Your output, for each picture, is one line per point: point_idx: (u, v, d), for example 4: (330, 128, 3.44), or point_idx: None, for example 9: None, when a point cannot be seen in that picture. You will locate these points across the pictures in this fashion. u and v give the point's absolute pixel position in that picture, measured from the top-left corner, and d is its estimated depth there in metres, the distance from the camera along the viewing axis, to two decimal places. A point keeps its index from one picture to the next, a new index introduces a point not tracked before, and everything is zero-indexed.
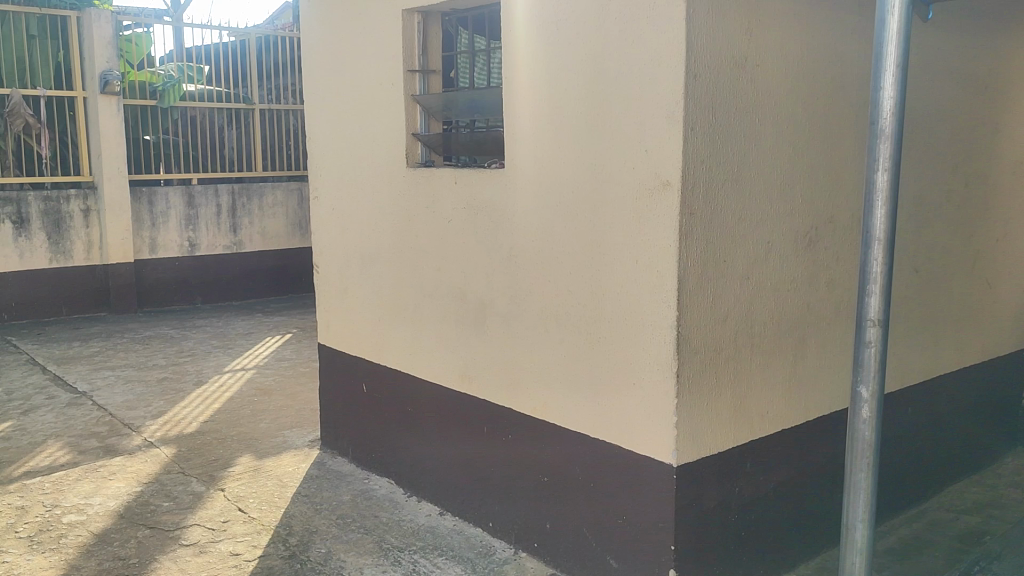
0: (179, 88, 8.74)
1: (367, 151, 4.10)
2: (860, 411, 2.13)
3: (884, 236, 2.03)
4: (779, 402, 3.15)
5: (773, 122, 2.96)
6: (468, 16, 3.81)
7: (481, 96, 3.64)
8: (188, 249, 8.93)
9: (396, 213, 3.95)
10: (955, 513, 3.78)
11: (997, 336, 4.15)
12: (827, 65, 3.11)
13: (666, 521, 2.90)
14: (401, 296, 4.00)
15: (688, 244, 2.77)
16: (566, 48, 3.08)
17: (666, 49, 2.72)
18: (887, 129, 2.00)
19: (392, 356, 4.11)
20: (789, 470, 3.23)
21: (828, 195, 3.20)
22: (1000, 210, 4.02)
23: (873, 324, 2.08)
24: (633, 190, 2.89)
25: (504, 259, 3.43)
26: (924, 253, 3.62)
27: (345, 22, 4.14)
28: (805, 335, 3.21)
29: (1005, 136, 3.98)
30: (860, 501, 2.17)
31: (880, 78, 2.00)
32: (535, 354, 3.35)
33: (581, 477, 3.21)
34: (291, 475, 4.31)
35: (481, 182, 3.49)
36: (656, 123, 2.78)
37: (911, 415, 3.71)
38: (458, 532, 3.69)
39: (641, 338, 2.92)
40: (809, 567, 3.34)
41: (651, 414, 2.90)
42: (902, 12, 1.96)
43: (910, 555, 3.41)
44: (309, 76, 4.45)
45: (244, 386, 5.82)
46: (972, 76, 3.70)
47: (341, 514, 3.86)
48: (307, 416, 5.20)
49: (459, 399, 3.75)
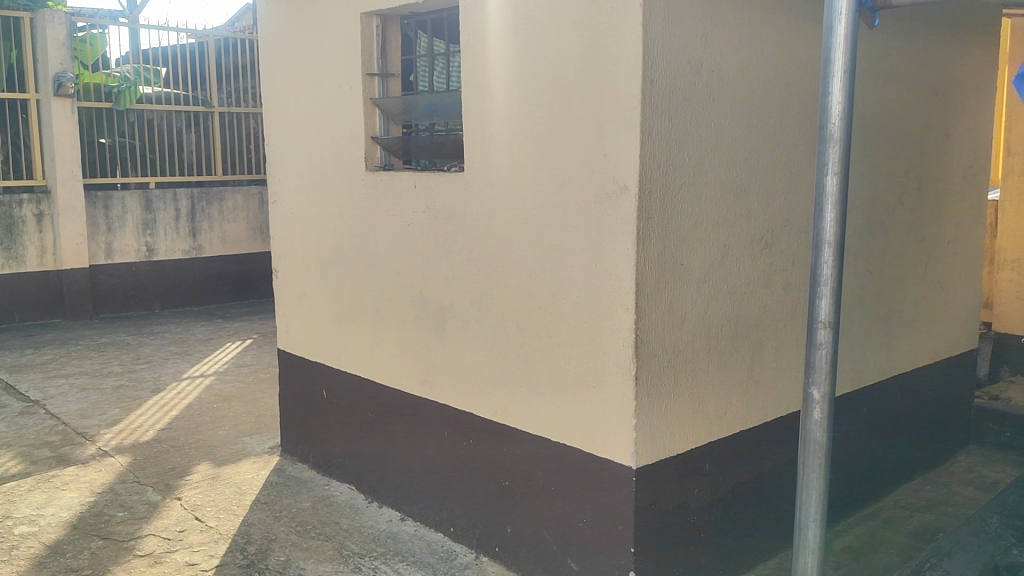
0: (134, 91, 8.59)
1: (326, 155, 4.07)
2: (812, 412, 2.15)
3: (834, 239, 2.05)
4: (737, 403, 3.18)
5: (730, 127, 2.99)
6: (428, 20, 3.81)
7: (440, 99, 3.61)
8: (146, 254, 8.80)
9: (356, 217, 3.93)
10: (909, 511, 3.84)
11: (950, 336, 4.24)
12: (782, 71, 3.14)
13: (625, 524, 2.91)
14: (360, 300, 3.98)
15: (646, 249, 2.79)
16: (525, 54, 3.08)
17: (623, 54, 2.73)
18: (836, 133, 2.02)
19: (352, 362, 4.09)
20: (748, 471, 3.26)
21: (784, 199, 3.24)
22: (951, 212, 4.10)
23: (824, 325, 2.10)
24: (591, 195, 2.90)
25: (463, 262, 3.42)
26: (878, 255, 3.68)
27: (303, 24, 4.10)
28: (761, 338, 3.24)
29: (956, 139, 4.06)
30: (813, 501, 2.18)
31: (828, 82, 2.02)
32: (495, 359, 3.35)
33: (541, 481, 3.22)
34: (250, 483, 4.26)
35: (441, 186, 3.48)
36: (613, 128, 2.80)
37: (865, 416, 3.77)
38: (419, 536, 3.68)
39: (599, 341, 2.93)
40: (768, 566, 3.38)
41: (610, 418, 2.91)
42: (849, 18, 1.98)
43: (866, 553, 3.46)
44: (266, 79, 4.40)
45: (202, 393, 5.74)
46: (923, 82, 3.77)
47: (301, 521, 3.82)
48: (267, 422, 5.15)
49: (420, 403, 3.73)
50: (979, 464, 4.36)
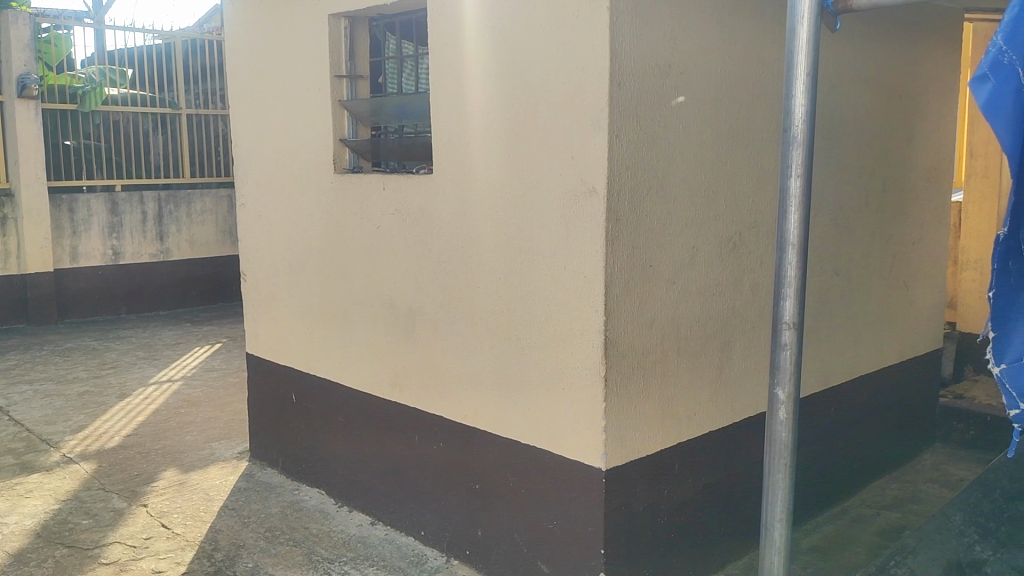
0: (100, 93, 8.46)
1: (294, 157, 4.04)
2: (777, 413, 2.16)
3: (798, 241, 2.07)
4: (705, 404, 3.20)
5: (697, 130, 3.01)
6: (396, 22, 3.81)
7: (408, 102, 3.60)
8: (112, 257, 8.69)
9: (324, 219, 3.91)
10: (876, 510, 3.89)
11: (915, 336, 4.29)
12: (749, 74, 3.17)
13: (595, 526, 2.92)
14: (329, 303, 3.95)
15: (614, 251, 2.80)
16: (494, 56, 3.08)
17: (590, 57, 2.74)
18: (799, 136, 2.03)
19: (322, 365, 4.06)
20: (717, 471, 3.28)
21: (750, 201, 3.26)
22: (916, 214, 4.15)
23: (788, 326, 2.11)
24: (560, 197, 2.91)
25: (433, 265, 3.41)
26: (844, 256, 3.72)
27: (269, 26, 4.07)
28: (730, 338, 3.26)
29: (920, 142, 4.12)
30: (778, 501, 2.20)
31: (791, 85, 2.04)
32: (465, 362, 3.34)
33: (510, 483, 3.22)
34: (218, 489, 4.22)
35: (409, 188, 3.47)
36: (581, 130, 2.80)
37: (832, 416, 3.80)
38: (389, 541, 3.66)
39: (568, 344, 2.94)
40: (738, 566, 3.40)
41: (580, 420, 2.92)
42: (811, 22, 2.00)
43: (834, 551, 3.50)
44: (233, 81, 4.36)
45: (170, 398, 5.67)
46: (887, 85, 3.82)
47: (270, 527, 3.78)
48: (236, 427, 5.10)
49: (389, 407, 3.71)
50: (944, 462, 4.42)
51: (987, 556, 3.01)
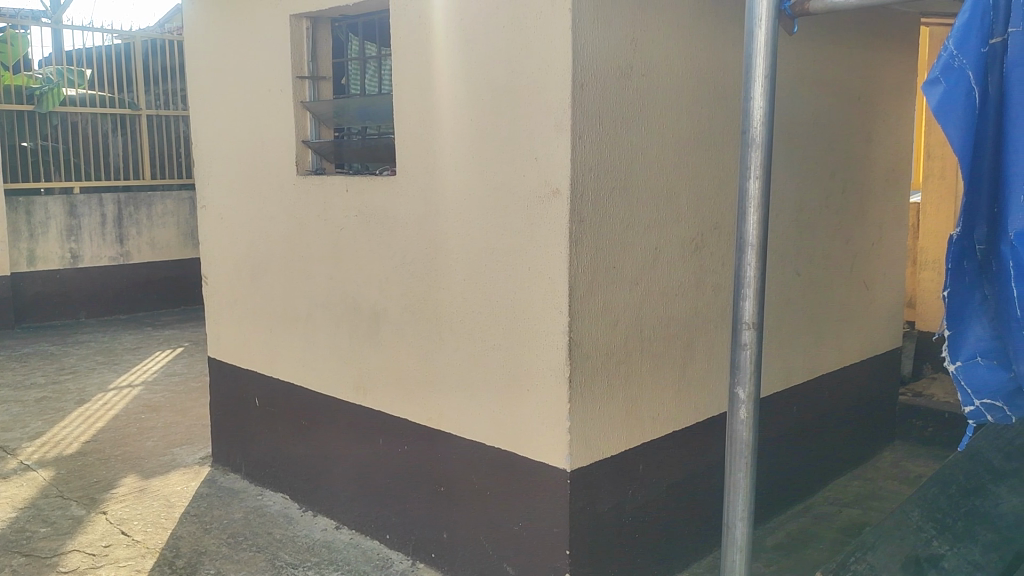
0: (59, 93, 8.42)
1: (255, 159, 4.00)
2: (736, 412, 2.18)
3: (757, 242, 2.08)
4: (669, 404, 3.21)
5: (660, 131, 3.03)
6: (359, 23, 3.79)
7: (371, 103, 3.58)
8: (71, 261, 8.55)
9: (287, 221, 3.87)
10: (838, 507, 3.93)
11: (875, 335, 4.35)
12: (711, 77, 3.19)
13: (560, 527, 2.92)
14: (292, 306, 3.92)
15: (578, 252, 2.80)
16: (457, 58, 3.08)
17: (553, 59, 2.75)
18: (758, 137, 2.05)
19: (285, 369, 4.02)
20: (680, 471, 3.30)
21: (712, 202, 3.29)
22: (875, 215, 4.21)
23: (748, 326, 2.13)
24: (523, 199, 2.91)
25: (396, 267, 3.40)
26: (805, 256, 3.77)
27: (230, 26, 4.03)
28: (693, 339, 3.28)
29: (879, 143, 4.18)
30: (739, 500, 2.21)
31: (749, 87, 2.06)
32: (429, 365, 3.33)
33: (475, 485, 3.21)
34: (179, 495, 4.16)
35: (373, 190, 3.45)
36: (544, 131, 2.81)
37: (794, 415, 3.84)
38: (354, 545, 3.63)
39: (532, 345, 2.94)
40: (702, 565, 3.42)
41: (545, 421, 2.92)
42: (769, 25, 2.02)
43: (796, 548, 3.54)
44: (193, 81, 4.31)
45: (130, 403, 5.59)
46: (846, 87, 3.87)
47: (232, 533, 3.74)
48: (198, 432, 5.04)
49: (354, 410, 3.68)
50: (904, 459, 4.49)
51: (944, 552, 3.05)
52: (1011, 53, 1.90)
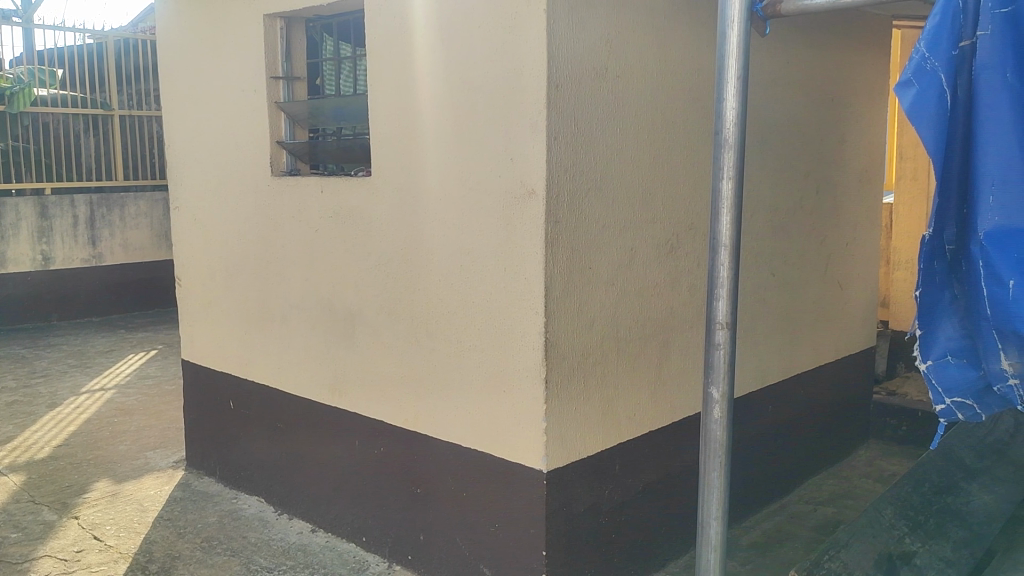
0: (30, 93, 8.29)
1: (229, 159, 3.97)
2: (711, 412, 2.18)
3: (730, 242, 2.09)
4: (645, 404, 3.22)
5: (635, 132, 3.04)
6: (334, 23, 3.78)
7: (346, 104, 3.57)
8: (42, 263, 8.44)
9: (261, 222, 3.85)
10: (813, 505, 3.96)
11: (848, 335, 4.39)
12: (686, 78, 3.21)
13: (537, 528, 2.92)
14: (267, 308, 3.89)
15: (554, 252, 2.80)
16: (432, 59, 3.07)
17: (528, 59, 2.74)
18: (730, 139, 2.06)
19: (260, 371, 3.99)
20: (657, 471, 3.31)
21: (687, 203, 3.30)
22: (848, 215, 4.25)
23: (722, 326, 2.13)
24: (499, 200, 2.90)
25: (372, 268, 3.38)
26: (779, 257, 3.79)
27: (202, 26, 4.00)
28: (668, 339, 3.29)
29: (852, 145, 4.21)
30: (714, 499, 2.21)
31: (723, 89, 2.07)
32: (405, 366, 3.31)
33: (451, 487, 3.20)
34: (152, 499, 4.12)
35: (348, 191, 3.44)
36: (519, 132, 2.81)
37: (769, 414, 3.87)
38: (330, 548, 3.61)
39: (508, 346, 2.93)
40: (679, 564, 3.44)
41: (521, 422, 2.92)
42: (742, 26, 2.03)
43: (771, 547, 3.56)
44: (165, 81, 4.27)
45: (102, 407, 5.52)
46: (819, 89, 3.90)
47: (206, 537, 3.71)
48: (172, 435, 4.99)
49: (329, 412, 3.66)
50: (877, 457, 4.53)
51: (915, 548, 3.05)
52: (980, 55, 1.92)
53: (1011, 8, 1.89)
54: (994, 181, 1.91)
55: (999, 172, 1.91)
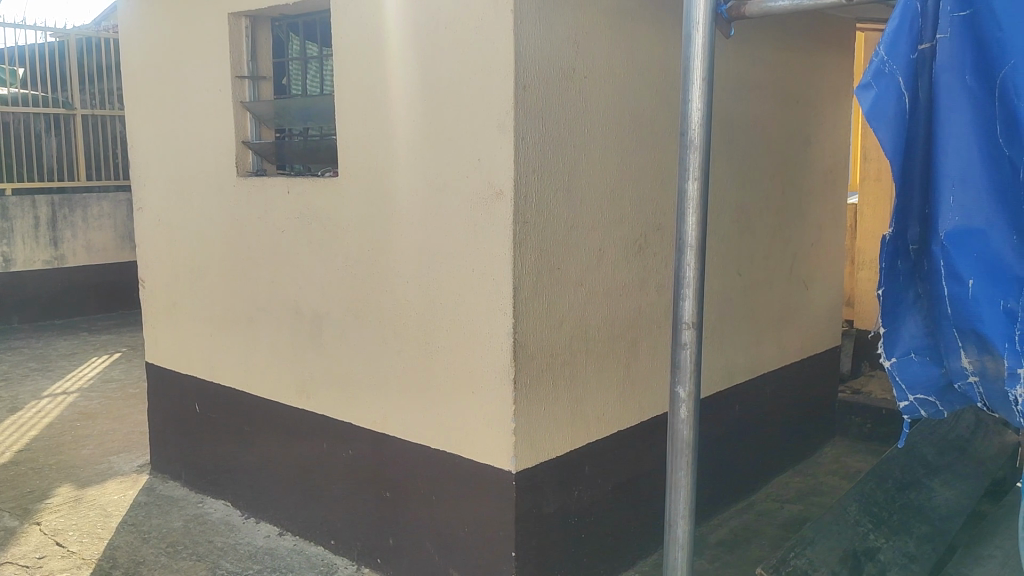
0: None
1: (193, 160, 3.93)
2: (678, 411, 2.19)
3: (696, 242, 2.10)
4: (614, 404, 3.23)
5: (603, 132, 3.04)
6: (300, 22, 3.75)
7: (312, 104, 3.54)
8: (3, 265, 8.28)
9: (227, 223, 3.81)
10: (780, 503, 4.00)
11: (814, 334, 4.44)
12: (652, 79, 3.22)
13: (507, 528, 2.92)
14: (233, 309, 3.85)
15: (522, 253, 2.80)
16: (399, 58, 3.05)
17: (495, 60, 2.74)
18: (696, 139, 2.07)
19: (226, 374, 3.95)
20: (626, 470, 3.32)
21: (655, 204, 3.31)
22: (813, 215, 4.29)
23: (688, 326, 2.14)
24: (467, 200, 2.90)
25: (340, 269, 3.36)
26: (745, 257, 3.82)
27: (165, 24, 3.95)
28: (637, 339, 3.30)
29: (817, 145, 4.26)
30: (682, 498, 2.22)
31: (688, 90, 2.08)
32: (373, 368, 3.29)
33: (420, 488, 3.19)
34: (116, 504, 4.06)
35: (314, 191, 3.41)
36: (486, 133, 2.80)
37: (736, 413, 3.90)
38: (298, 551, 3.57)
39: (476, 347, 2.93)
40: (648, 563, 3.45)
41: (490, 424, 2.91)
42: (707, 28, 2.04)
43: (739, 545, 3.59)
44: (127, 80, 4.21)
45: (64, 411, 5.44)
46: (784, 90, 3.94)
47: (171, 542, 3.66)
48: (136, 439, 4.92)
49: (297, 414, 3.63)
50: (843, 454, 4.59)
51: (880, 545, 3.12)
52: (940, 58, 1.95)
53: (970, 11, 1.91)
54: (954, 182, 1.94)
55: (959, 173, 1.93)
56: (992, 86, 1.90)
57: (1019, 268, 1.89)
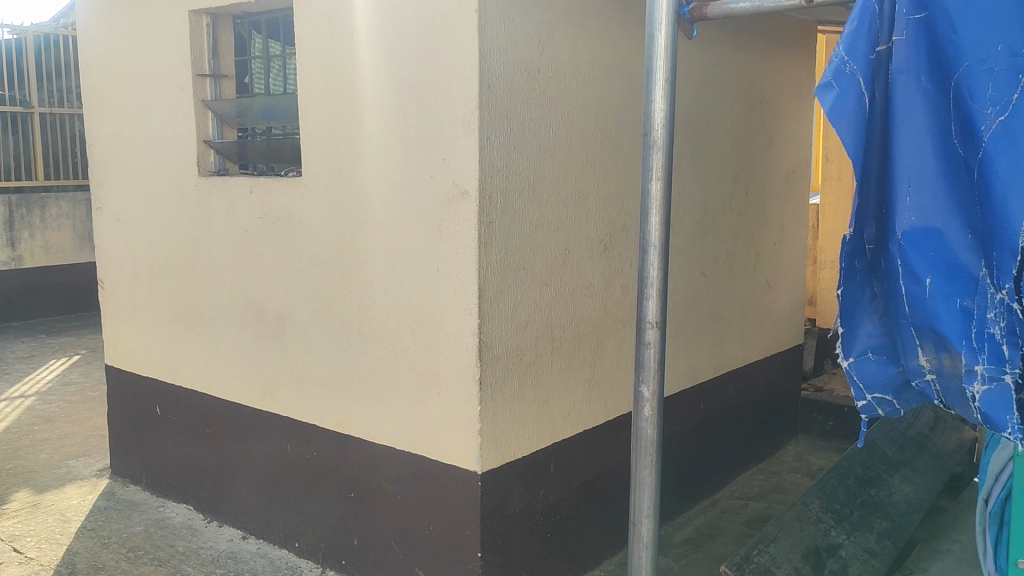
0: None
1: (153, 158, 3.87)
2: (641, 411, 2.20)
3: (659, 241, 2.11)
4: (580, 403, 3.24)
5: (567, 132, 3.05)
6: (262, 20, 3.71)
7: (274, 103, 3.50)
8: None
9: (189, 223, 3.76)
10: (744, 500, 4.04)
11: (777, 333, 4.48)
12: (617, 80, 3.23)
13: (472, 529, 2.91)
14: (195, 311, 3.80)
15: (488, 253, 2.80)
16: (363, 56, 3.03)
17: (459, 59, 2.74)
18: (659, 139, 2.08)
19: (187, 376, 3.89)
20: (592, 470, 3.33)
21: (620, 204, 3.32)
22: (776, 215, 4.34)
23: (652, 325, 2.15)
24: (431, 200, 2.88)
25: (303, 269, 3.33)
26: (709, 256, 3.85)
27: (125, 21, 3.89)
28: (602, 339, 3.32)
29: (779, 146, 4.30)
30: (645, 496, 2.23)
31: (651, 90, 2.09)
32: (337, 368, 3.27)
33: (385, 490, 3.17)
34: (75, 509, 3.99)
35: (277, 191, 3.38)
36: (451, 133, 2.79)
37: (701, 411, 3.92)
38: (261, 555, 3.54)
39: (442, 347, 2.92)
40: (614, 562, 3.46)
41: (455, 424, 2.90)
42: (669, 29, 2.05)
43: (704, 543, 3.61)
44: (86, 78, 4.14)
45: (22, 415, 5.33)
46: (747, 91, 3.97)
47: (132, 547, 3.60)
48: (96, 443, 4.84)
49: (260, 416, 3.59)
50: (806, 452, 4.64)
51: (841, 541, 3.17)
52: (897, 60, 1.98)
53: (925, 14, 1.94)
54: (910, 182, 1.97)
55: (916, 174, 1.96)
56: (947, 88, 1.94)
57: (973, 267, 1.92)
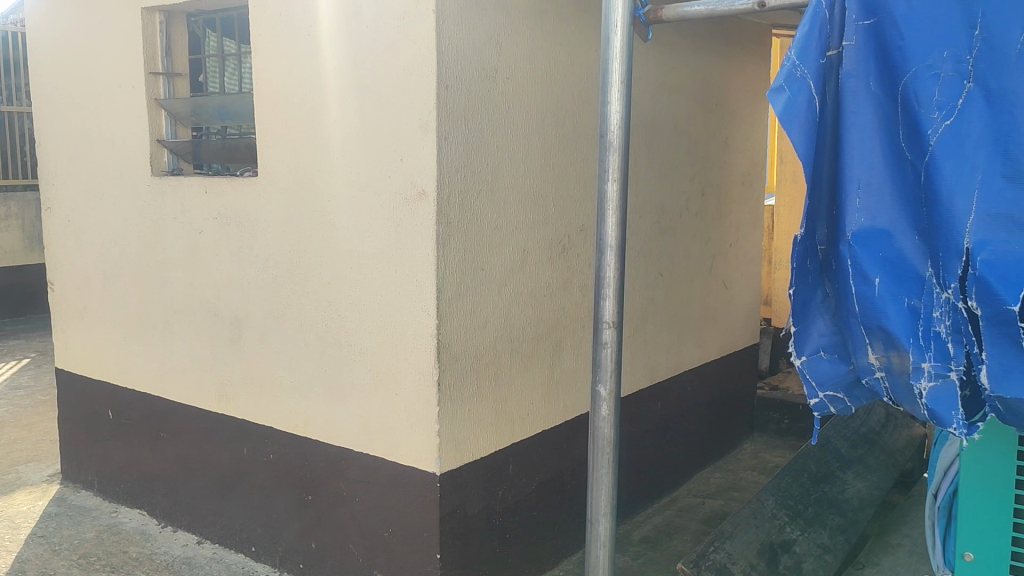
0: None
1: (105, 158, 3.80)
2: (598, 410, 2.21)
3: (615, 242, 2.13)
4: (539, 403, 3.25)
5: (525, 133, 3.06)
6: (217, 18, 3.66)
7: (229, 102, 3.46)
8: None
9: (142, 223, 3.70)
10: (702, 498, 4.09)
11: (733, 332, 4.54)
12: (574, 82, 3.25)
13: (431, 530, 2.90)
14: (148, 312, 3.74)
15: (446, 253, 2.79)
16: (320, 56, 3.01)
17: (417, 59, 2.73)
18: (614, 141, 2.10)
19: (141, 379, 3.83)
20: (550, 470, 3.35)
21: (578, 205, 3.34)
22: (732, 216, 4.39)
23: (609, 325, 2.17)
24: (389, 201, 2.87)
25: (259, 270, 3.30)
26: (666, 256, 3.89)
27: (75, 18, 3.81)
28: (561, 339, 3.33)
29: (734, 147, 4.35)
30: (603, 494, 2.24)
31: (606, 92, 2.10)
32: (294, 370, 3.24)
33: (343, 492, 3.15)
34: (25, 515, 3.90)
35: (233, 192, 3.34)
36: (409, 134, 2.79)
37: (658, 410, 3.96)
38: (217, 559, 3.49)
39: (400, 348, 2.91)
40: (572, 561, 3.48)
41: (414, 425, 2.89)
42: (624, 32, 2.07)
43: (661, 541, 3.64)
44: (35, 75, 4.06)
45: None
46: (702, 93, 4.02)
47: (84, 553, 3.54)
48: (46, 448, 4.74)
49: (216, 418, 3.55)
50: (762, 450, 4.70)
51: (795, 537, 3.22)
52: (846, 64, 2.02)
53: (874, 19, 1.99)
54: (859, 184, 2.01)
55: (865, 175, 2.00)
56: (895, 93, 1.98)
57: (920, 267, 1.96)
